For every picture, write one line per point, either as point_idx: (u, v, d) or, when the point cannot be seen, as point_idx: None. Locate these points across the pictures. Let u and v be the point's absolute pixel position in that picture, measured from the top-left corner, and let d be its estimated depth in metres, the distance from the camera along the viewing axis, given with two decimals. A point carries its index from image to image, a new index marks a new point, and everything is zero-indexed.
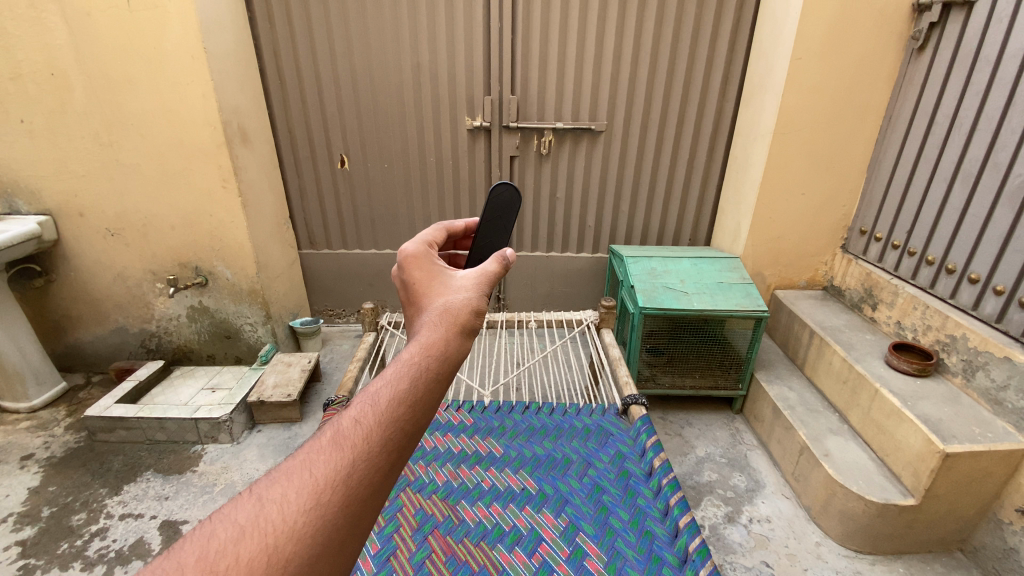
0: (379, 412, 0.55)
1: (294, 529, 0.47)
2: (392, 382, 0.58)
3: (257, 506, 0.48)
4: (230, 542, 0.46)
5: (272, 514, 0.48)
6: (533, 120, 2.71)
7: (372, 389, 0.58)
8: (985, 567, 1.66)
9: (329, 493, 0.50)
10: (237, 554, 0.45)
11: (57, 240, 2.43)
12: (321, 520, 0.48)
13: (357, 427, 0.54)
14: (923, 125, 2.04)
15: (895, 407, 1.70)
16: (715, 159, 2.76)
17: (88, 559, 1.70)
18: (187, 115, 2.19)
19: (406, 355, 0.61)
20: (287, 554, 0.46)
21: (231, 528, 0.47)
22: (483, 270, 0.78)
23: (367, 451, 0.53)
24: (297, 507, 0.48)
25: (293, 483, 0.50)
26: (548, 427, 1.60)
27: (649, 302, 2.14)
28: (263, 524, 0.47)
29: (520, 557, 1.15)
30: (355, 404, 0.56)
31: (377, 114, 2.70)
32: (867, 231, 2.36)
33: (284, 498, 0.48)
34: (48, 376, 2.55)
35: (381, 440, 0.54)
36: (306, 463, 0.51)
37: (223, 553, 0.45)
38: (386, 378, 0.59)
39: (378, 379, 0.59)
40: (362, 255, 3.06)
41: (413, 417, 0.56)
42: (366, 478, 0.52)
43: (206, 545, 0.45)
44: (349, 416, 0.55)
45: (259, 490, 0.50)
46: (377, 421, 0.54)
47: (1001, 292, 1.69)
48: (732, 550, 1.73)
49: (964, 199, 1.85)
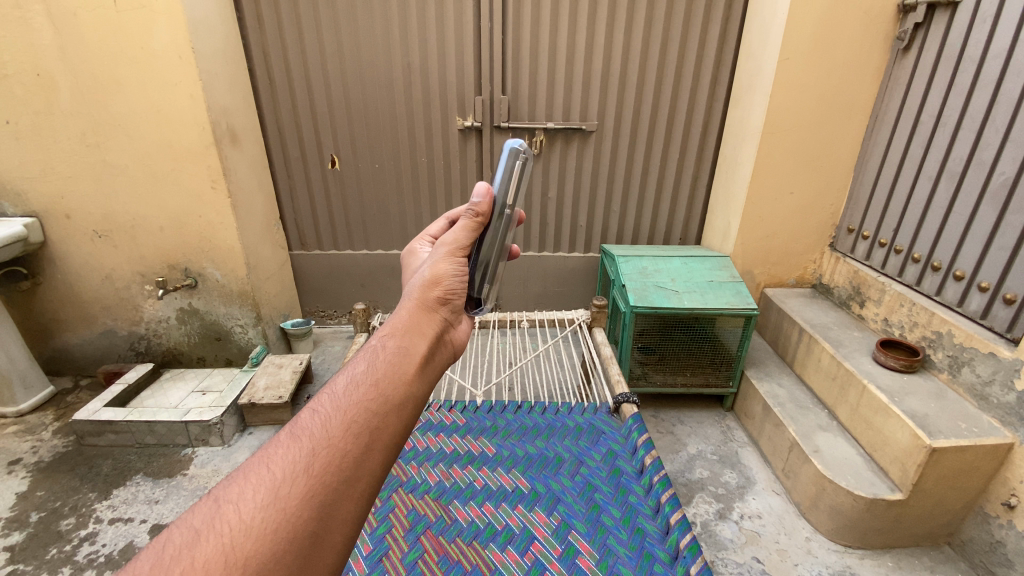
0: (335, 402, 0.61)
1: (251, 523, 0.50)
2: (349, 374, 0.65)
3: (213, 508, 0.52)
4: (186, 546, 0.49)
5: (228, 514, 0.51)
6: (524, 120, 2.71)
7: (331, 385, 0.64)
8: (972, 560, 1.68)
9: (287, 485, 0.53)
10: (194, 556, 0.48)
11: (44, 242, 2.40)
12: (281, 513, 0.51)
13: (314, 419, 0.59)
14: (909, 124, 2.06)
15: (883, 403, 1.73)
16: (705, 158, 2.78)
17: (77, 564, 1.68)
18: (176, 115, 2.17)
19: (366, 348, 0.70)
20: (248, 545, 0.49)
21: (187, 533, 0.50)
22: (450, 238, 0.90)
23: (325, 440, 0.57)
24: (255, 502, 0.51)
25: (250, 481, 0.53)
26: (539, 426, 1.60)
27: (640, 301, 2.16)
28: (220, 525, 0.50)
29: (513, 556, 1.16)
30: (313, 401, 0.62)
31: (368, 114, 2.69)
32: (855, 230, 2.38)
33: (240, 496, 0.52)
34: (36, 380, 2.52)
35: (340, 426, 0.58)
36: (264, 462, 0.55)
37: (179, 556, 0.48)
38: (345, 373, 0.66)
39: (337, 375, 0.66)
40: (354, 255, 3.05)
41: (372, 400, 0.62)
42: (329, 465, 0.56)
43: (163, 551, 0.48)
44: (308, 413, 0.60)
45: (218, 492, 0.53)
46: (334, 411, 0.60)
47: (985, 289, 1.72)
48: (723, 546, 1.74)
49: (949, 197, 1.87)
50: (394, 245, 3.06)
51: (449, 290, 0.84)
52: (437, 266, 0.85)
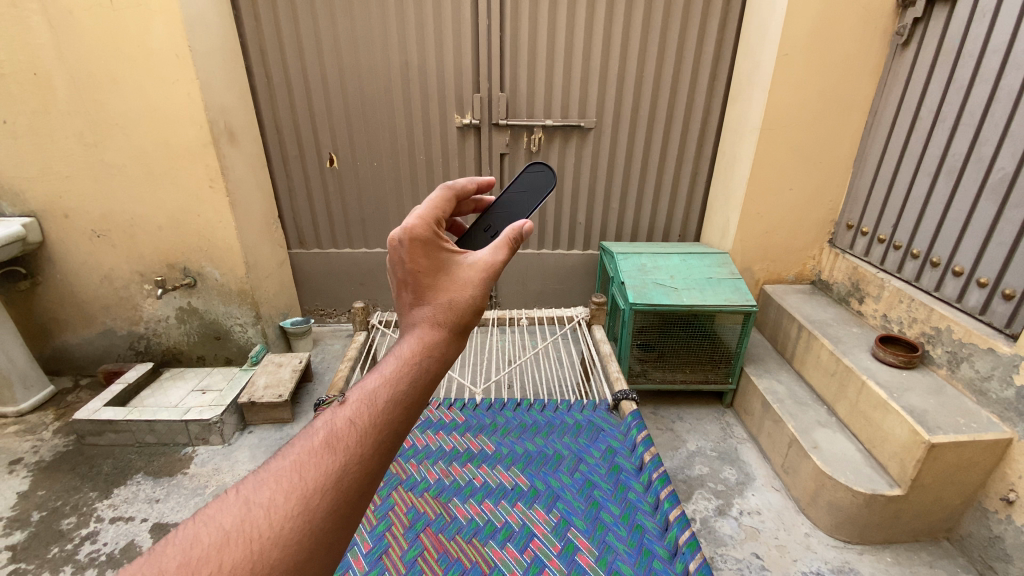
0: (373, 414, 0.58)
1: (281, 533, 0.49)
2: (389, 381, 0.61)
3: (242, 509, 0.50)
4: (213, 548, 0.47)
5: (258, 518, 0.49)
6: (523, 117, 2.71)
7: (369, 389, 0.60)
8: (970, 554, 1.69)
9: (318, 496, 0.51)
10: (221, 560, 0.46)
11: (42, 242, 2.40)
12: (308, 525, 0.50)
13: (351, 429, 0.56)
14: (908, 120, 2.06)
15: (881, 399, 1.73)
16: (704, 155, 2.77)
17: (78, 563, 1.69)
18: (174, 115, 2.17)
19: (404, 356, 0.65)
20: (274, 556, 0.48)
21: (215, 533, 0.48)
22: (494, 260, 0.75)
23: (359, 456, 0.55)
24: (284, 510, 0.50)
25: (281, 486, 0.51)
26: (539, 424, 1.60)
27: (638, 298, 2.16)
28: (249, 529, 0.48)
29: (513, 553, 1.16)
30: (350, 404, 0.58)
31: (366, 112, 2.69)
32: (854, 226, 2.38)
33: (272, 501, 0.50)
34: (36, 380, 2.53)
35: (374, 443, 0.57)
36: (296, 467, 0.53)
37: (206, 558, 0.46)
38: (384, 378, 0.61)
39: (375, 377, 0.62)
40: (352, 254, 3.05)
41: (405, 420, 0.60)
42: (357, 483, 0.54)
43: (188, 552, 0.46)
44: (344, 417, 0.57)
45: (246, 493, 0.51)
46: (372, 425, 0.57)
47: (984, 285, 1.72)
48: (722, 543, 1.75)
49: (948, 192, 1.87)
50: None
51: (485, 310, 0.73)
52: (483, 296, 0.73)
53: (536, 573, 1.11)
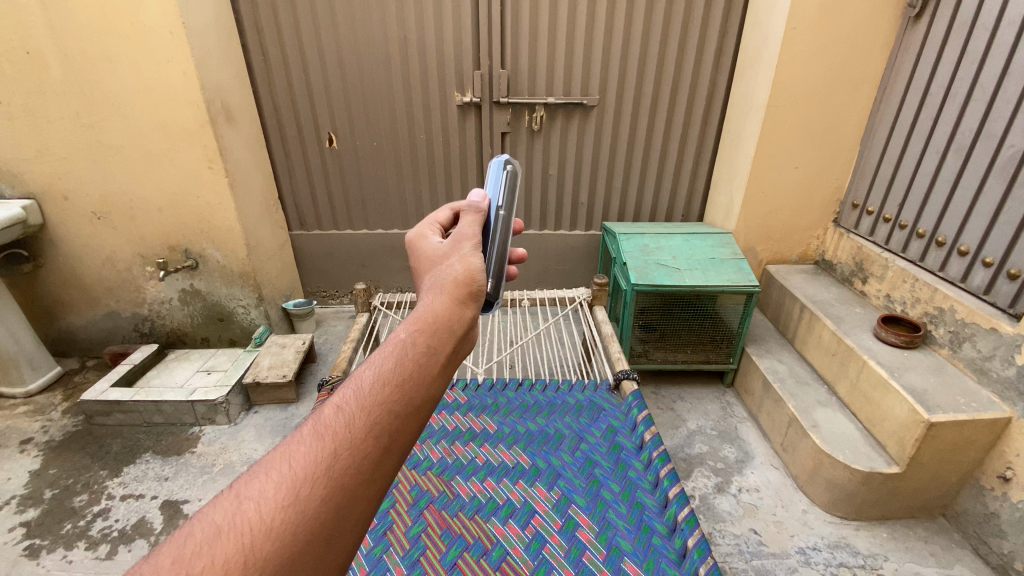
0: (360, 399, 0.57)
1: (272, 524, 0.49)
2: (376, 366, 0.61)
3: (234, 504, 0.51)
4: (206, 543, 0.48)
5: (249, 511, 0.50)
6: (524, 95, 2.66)
7: (357, 375, 0.60)
8: (965, 530, 1.71)
9: (307, 486, 0.52)
10: (214, 553, 0.47)
11: (43, 224, 2.40)
12: (299, 515, 0.50)
13: (338, 417, 0.56)
14: (918, 96, 2.02)
15: (882, 378, 1.74)
16: (708, 134, 2.73)
17: (92, 539, 1.73)
18: (170, 94, 2.14)
19: (395, 339, 0.65)
20: (266, 546, 0.48)
21: (209, 528, 0.49)
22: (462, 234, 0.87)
23: (347, 442, 0.55)
24: (274, 502, 0.50)
25: (271, 478, 0.52)
26: (541, 403, 1.62)
27: (641, 279, 2.15)
28: (239, 522, 0.49)
29: (514, 529, 1.18)
30: (337, 394, 0.58)
31: (365, 90, 2.65)
32: (859, 205, 2.36)
33: (261, 493, 0.51)
34: (43, 361, 2.55)
35: (363, 427, 0.56)
36: (285, 458, 0.54)
37: (199, 553, 0.47)
38: (372, 363, 0.62)
39: (364, 363, 0.62)
40: (354, 235, 3.04)
41: (397, 400, 0.59)
42: (348, 468, 0.54)
43: (184, 547, 0.48)
44: (331, 406, 0.57)
45: (239, 487, 0.52)
46: (359, 409, 0.56)
47: (989, 265, 1.71)
48: (721, 519, 1.78)
49: (956, 170, 1.84)
50: (394, 225, 3.05)
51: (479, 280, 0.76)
52: (469, 261, 0.79)
53: (538, 548, 1.13)
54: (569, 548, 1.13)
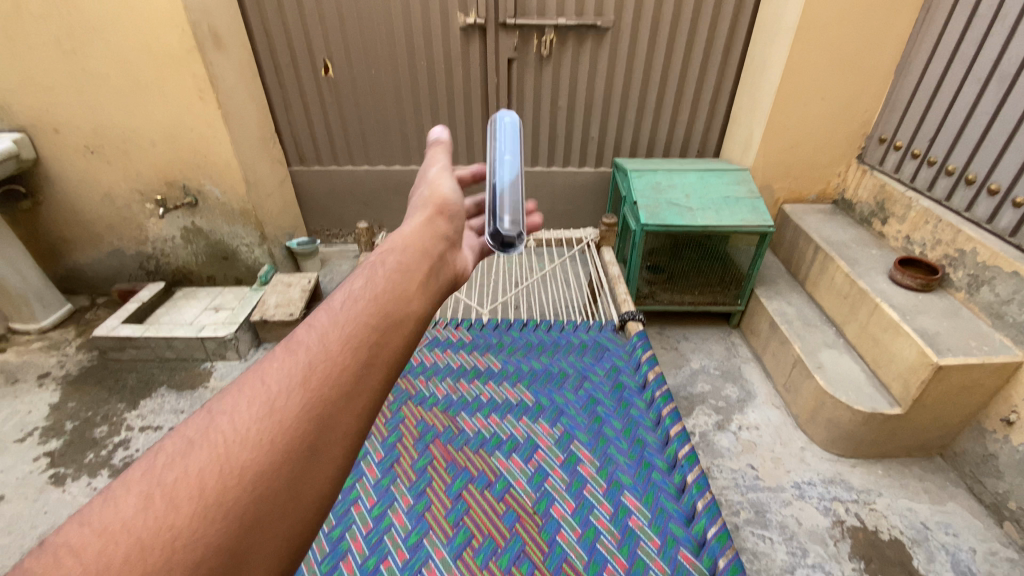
0: (332, 319, 0.65)
1: (247, 434, 0.53)
2: (352, 286, 0.72)
3: (206, 422, 0.55)
4: (179, 455, 0.52)
5: (222, 424, 0.54)
6: (533, 17, 2.46)
7: (329, 302, 0.69)
8: (961, 469, 1.75)
9: (283, 398, 0.56)
10: (187, 464, 0.51)
11: (37, 159, 2.34)
12: (276, 424, 0.54)
13: (310, 335, 0.63)
14: (964, 17, 1.83)
15: (892, 321, 1.71)
16: (730, 60, 2.54)
17: (115, 467, 1.83)
18: (152, 16, 2.00)
19: (369, 260, 0.76)
20: (243, 456, 0.51)
21: (182, 442, 0.53)
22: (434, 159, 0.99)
23: (323, 353, 0.61)
24: (248, 415, 0.55)
25: (245, 394, 0.57)
26: (545, 342, 1.61)
27: (651, 218, 2.08)
28: (214, 434, 0.53)
29: (517, 463, 1.21)
30: (309, 318, 0.66)
31: (361, 11, 2.45)
32: (887, 140, 2.22)
33: (235, 408, 0.55)
34: (52, 299, 2.58)
35: (337, 342, 0.62)
36: (260, 375, 0.59)
37: (172, 465, 0.51)
38: (348, 285, 0.72)
39: (343, 288, 0.73)
40: (355, 171, 2.95)
41: (371, 313, 0.66)
42: (324, 381, 0.59)
43: (154, 462, 0.51)
44: (304, 329, 0.65)
45: (212, 406, 0.57)
46: (330, 326, 0.64)
47: (1020, 205, 1.62)
48: (719, 454, 1.82)
49: (996, 102, 1.70)
50: (396, 161, 2.94)
51: (448, 201, 0.88)
52: (437, 184, 0.91)
53: (540, 481, 1.16)
54: (570, 482, 1.16)
